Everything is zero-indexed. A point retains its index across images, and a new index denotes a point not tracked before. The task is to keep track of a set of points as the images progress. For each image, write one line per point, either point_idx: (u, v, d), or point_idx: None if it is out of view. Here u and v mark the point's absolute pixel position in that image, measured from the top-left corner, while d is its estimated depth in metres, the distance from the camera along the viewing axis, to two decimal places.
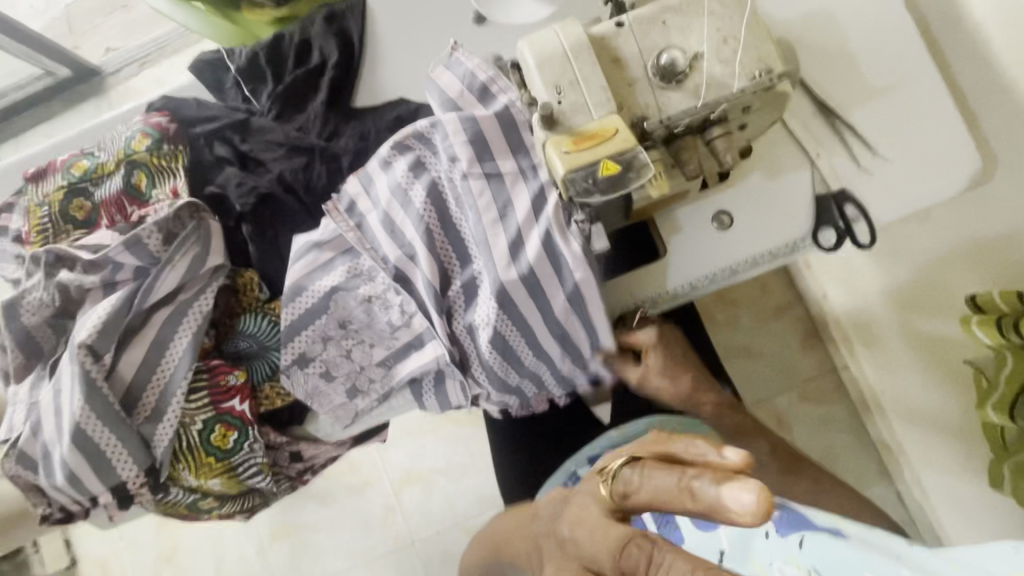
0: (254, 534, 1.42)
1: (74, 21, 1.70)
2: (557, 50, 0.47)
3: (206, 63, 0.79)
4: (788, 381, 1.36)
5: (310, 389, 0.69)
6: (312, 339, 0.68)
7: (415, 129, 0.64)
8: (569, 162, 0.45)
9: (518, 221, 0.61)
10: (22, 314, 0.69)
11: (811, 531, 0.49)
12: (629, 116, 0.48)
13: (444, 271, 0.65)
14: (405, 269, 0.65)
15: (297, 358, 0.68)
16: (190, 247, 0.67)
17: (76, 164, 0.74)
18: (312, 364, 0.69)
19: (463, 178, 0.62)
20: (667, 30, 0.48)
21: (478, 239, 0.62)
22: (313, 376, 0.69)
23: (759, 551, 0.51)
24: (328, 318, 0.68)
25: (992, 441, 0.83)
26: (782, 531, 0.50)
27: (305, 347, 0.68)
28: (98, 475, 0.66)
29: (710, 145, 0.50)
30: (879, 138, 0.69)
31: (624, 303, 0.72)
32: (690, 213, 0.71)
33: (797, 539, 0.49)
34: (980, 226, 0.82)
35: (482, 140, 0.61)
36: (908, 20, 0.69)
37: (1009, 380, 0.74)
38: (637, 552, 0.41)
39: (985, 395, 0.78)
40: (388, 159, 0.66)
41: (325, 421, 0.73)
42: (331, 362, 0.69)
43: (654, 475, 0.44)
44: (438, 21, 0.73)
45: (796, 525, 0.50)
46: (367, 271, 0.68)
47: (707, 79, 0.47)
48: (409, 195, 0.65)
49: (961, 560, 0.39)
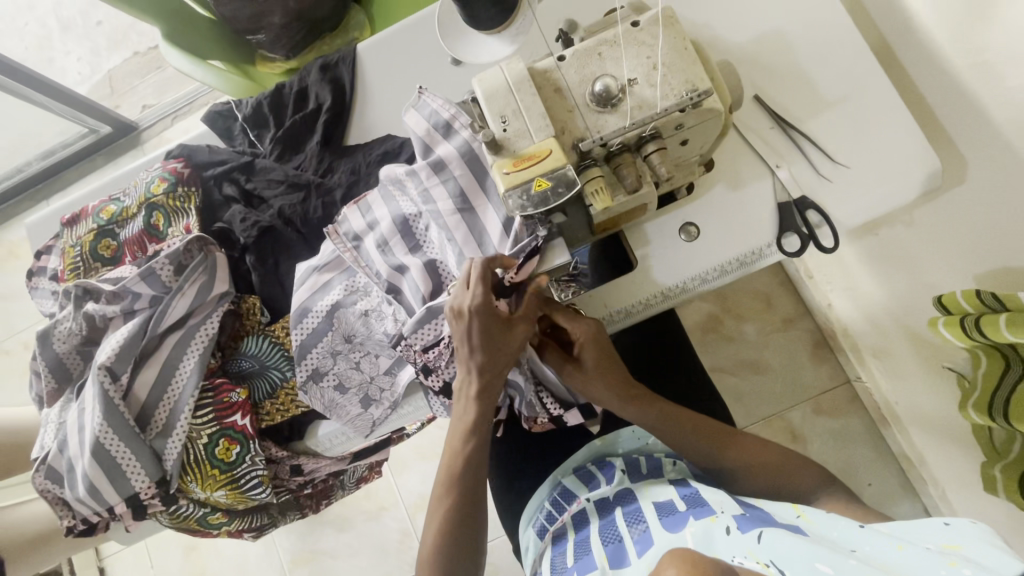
0: (276, 560, 1.47)
1: (117, 83, 1.88)
2: (502, 85, 0.53)
3: (217, 114, 0.89)
4: (798, 396, 1.34)
5: (327, 402, 0.74)
6: (322, 354, 0.73)
7: (398, 171, 0.70)
8: (509, 182, 0.52)
9: (494, 244, 0.66)
10: (54, 343, 0.76)
11: (768, 527, 0.57)
12: (568, 140, 0.53)
13: (437, 283, 0.69)
14: (396, 282, 0.70)
15: (311, 373, 0.74)
16: (198, 276, 0.74)
17: (104, 209, 0.83)
18: (325, 378, 0.74)
19: (440, 213, 0.66)
20: (603, 61, 0.53)
21: (459, 258, 0.66)
22: (328, 390, 0.74)
23: (721, 545, 0.58)
24: (334, 334, 0.74)
25: (983, 442, 0.83)
26: (742, 527, 0.58)
27: (317, 363, 0.73)
28: (114, 486, 0.72)
29: (645, 160, 0.54)
30: (836, 146, 0.72)
31: (618, 307, 0.74)
32: (658, 226, 0.75)
33: (755, 535, 0.57)
34: (954, 229, 0.83)
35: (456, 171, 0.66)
36: (858, 36, 0.73)
37: (985, 378, 0.75)
38: (463, 317, 0.62)
39: (967, 396, 0.80)
40: (387, 191, 0.72)
41: (342, 432, 0.76)
42: (343, 374, 0.74)
43: (480, 332, 0.62)
44: (418, 67, 0.81)
45: (755, 522, 0.58)
46: (363, 287, 0.74)
47: (638, 101, 0.52)
48: (403, 218, 0.71)
49: (905, 541, 0.50)
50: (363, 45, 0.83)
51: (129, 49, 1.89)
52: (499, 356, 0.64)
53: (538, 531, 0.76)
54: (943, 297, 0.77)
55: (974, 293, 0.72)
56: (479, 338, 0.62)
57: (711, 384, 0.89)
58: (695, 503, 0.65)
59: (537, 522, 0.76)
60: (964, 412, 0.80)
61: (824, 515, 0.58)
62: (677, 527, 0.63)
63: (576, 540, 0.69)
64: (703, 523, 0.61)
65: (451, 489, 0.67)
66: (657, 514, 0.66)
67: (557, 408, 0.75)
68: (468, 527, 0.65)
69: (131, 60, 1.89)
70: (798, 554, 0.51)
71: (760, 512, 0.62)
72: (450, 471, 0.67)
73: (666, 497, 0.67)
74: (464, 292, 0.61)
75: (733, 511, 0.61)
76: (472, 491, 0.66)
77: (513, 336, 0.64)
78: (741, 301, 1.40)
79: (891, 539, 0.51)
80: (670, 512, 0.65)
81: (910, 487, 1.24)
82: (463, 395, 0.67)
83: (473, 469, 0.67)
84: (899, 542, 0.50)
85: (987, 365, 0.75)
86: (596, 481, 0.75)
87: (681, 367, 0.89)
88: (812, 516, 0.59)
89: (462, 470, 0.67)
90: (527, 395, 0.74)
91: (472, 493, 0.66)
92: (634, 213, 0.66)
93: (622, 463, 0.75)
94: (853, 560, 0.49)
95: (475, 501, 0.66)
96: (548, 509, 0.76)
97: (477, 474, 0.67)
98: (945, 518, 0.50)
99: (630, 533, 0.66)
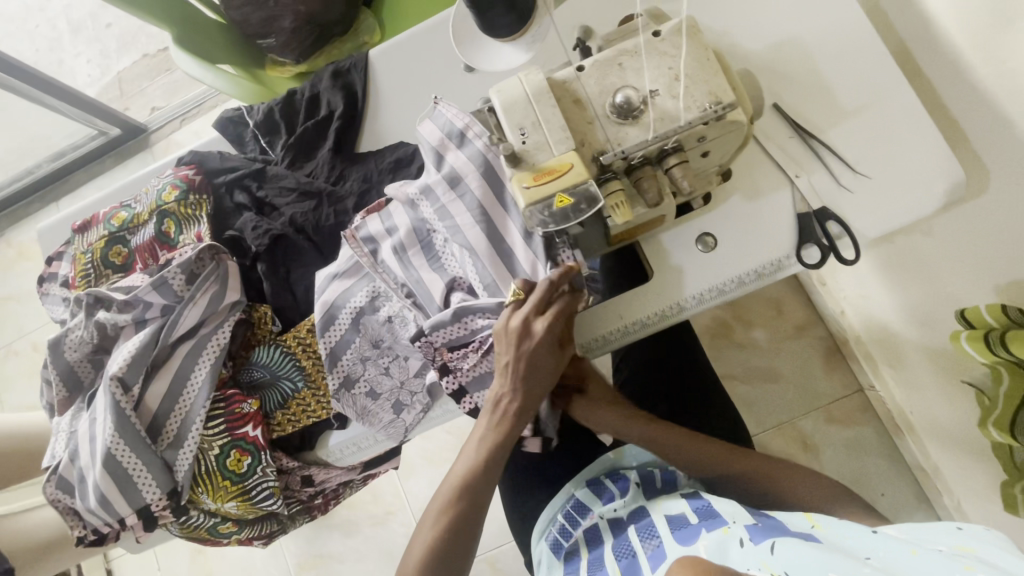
0: (283, 564, 1.46)
1: (126, 86, 1.89)
2: (521, 97, 0.52)
3: (229, 120, 0.88)
4: (810, 403, 1.33)
5: (359, 409, 0.74)
6: (352, 360, 0.73)
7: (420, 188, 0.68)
8: (530, 197, 0.51)
9: (523, 263, 0.65)
10: (65, 351, 0.76)
11: (780, 537, 0.56)
12: (589, 152, 0.52)
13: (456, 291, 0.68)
14: (420, 294, 0.69)
15: (343, 380, 0.73)
16: (210, 286, 0.73)
17: (116, 216, 0.83)
18: (357, 385, 0.73)
19: (458, 229, 0.65)
20: (623, 71, 0.52)
21: (483, 270, 0.65)
22: (360, 397, 0.73)
23: (734, 557, 0.57)
24: (361, 340, 0.73)
25: (1003, 461, 0.80)
26: (756, 539, 0.57)
27: (348, 369, 0.73)
28: (125, 497, 0.71)
29: (667, 173, 0.53)
30: (857, 156, 0.71)
31: (644, 314, 0.73)
32: (675, 236, 0.74)
33: (769, 545, 0.56)
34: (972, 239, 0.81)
35: (484, 180, 0.65)
36: (879, 43, 0.71)
37: (1007, 398, 0.73)
38: (531, 335, 0.62)
39: (986, 413, 0.78)
40: (414, 202, 0.69)
41: (380, 439, 0.76)
42: (374, 380, 0.74)
43: (542, 356, 0.63)
44: (433, 76, 0.81)
45: (767, 533, 0.58)
46: (385, 292, 0.73)
47: (660, 112, 0.51)
48: (424, 227, 0.69)
49: (917, 545, 0.50)
50: (375, 51, 0.83)
51: (138, 51, 1.90)
52: (547, 379, 0.65)
53: (551, 545, 0.74)
54: (964, 312, 0.76)
55: (999, 307, 0.71)
56: (533, 366, 0.64)
57: (726, 397, 0.88)
58: (708, 515, 0.64)
59: (551, 535, 0.75)
60: (984, 429, 0.78)
61: (836, 521, 0.58)
62: (689, 540, 0.62)
63: (589, 558, 0.69)
64: (716, 536, 0.60)
65: (459, 496, 0.67)
66: (669, 527, 0.65)
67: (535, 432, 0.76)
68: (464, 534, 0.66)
69: (140, 62, 1.89)
70: (807, 560, 0.51)
71: (773, 521, 0.61)
72: (461, 480, 0.68)
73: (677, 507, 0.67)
74: (537, 321, 0.62)
75: (745, 521, 0.61)
76: (476, 503, 0.67)
77: (562, 362, 0.66)
78: (753, 307, 1.39)
79: (904, 545, 0.51)
80: (682, 525, 0.64)
81: (925, 498, 1.22)
82: (495, 406, 0.67)
83: (484, 483, 0.68)
84: (913, 546, 0.50)
85: (1009, 382, 0.73)
86: (609, 494, 0.74)
87: (693, 375, 0.88)
88: (826, 525, 0.58)
89: (478, 482, 0.67)
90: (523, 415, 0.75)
91: (475, 504, 0.67)
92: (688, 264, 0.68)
93: (637, 476, 0.75)
94: (868, 566, 0.49)
95: (477, 514, 0.67)
96: (561, 523, 0.75)
97: (482, 491, 0.68)
98: (957, 524, 0.51)
99: (643, 548, 0.65)
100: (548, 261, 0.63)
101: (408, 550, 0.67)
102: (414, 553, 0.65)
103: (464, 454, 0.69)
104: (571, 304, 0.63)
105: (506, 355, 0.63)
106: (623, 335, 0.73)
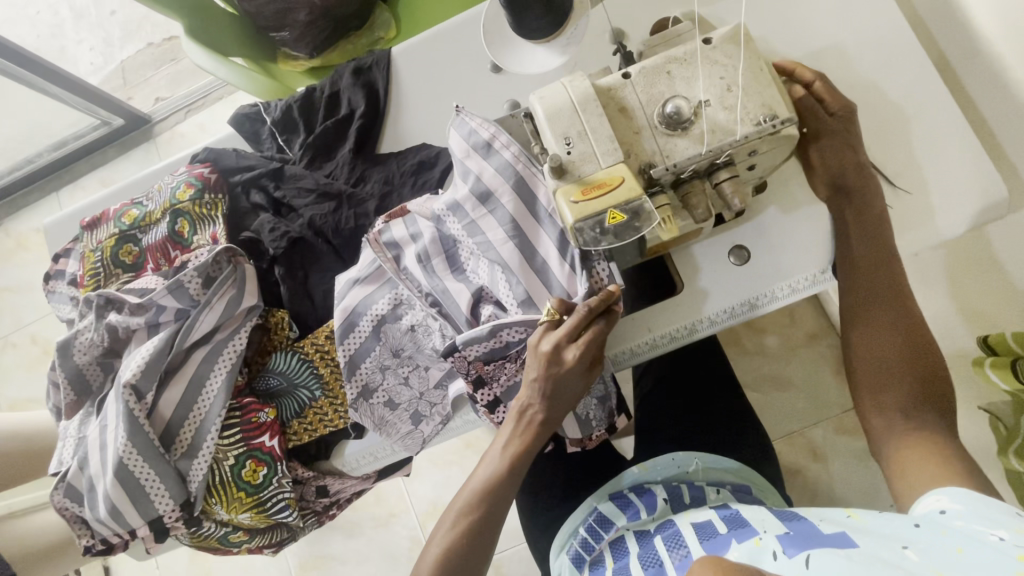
0: (284, 565, 1.44)
1: (130, 75, 1.85)
2: (566, 104, 0.50)
3: (245, 117, 0.85)
4: (819, 414, 1.28)
5: (376, 418, 0.72)
6: (371, 369, 0.71)
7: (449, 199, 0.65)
8: (577, 212, 0.48)
9: (558, 277, 0.63)
10: (74, 354, 0.74)
11: (816, 548, 0.52)
12: (637, 164, 0.50)
13: (485, 304, 0.66)
14: (446, 306, 0.66)
15: (362, 390, 0.71)
16: (227, 289, 0.71)
17: (127, 213, 0.80)
18: (375, 395, 0.71)
19: (489, 242, 0.63)
20: (672, 80, 0.50)
21: (514, 283, 0.63)
22: (378, 407, 0.71)
23: (767, 569, 0.53)
24: (381, 348, 0.71)
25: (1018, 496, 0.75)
26: (789, 552, 0.53)
27: (367, 377, 0.71)
28: (136, 508, 0.69)
29: (716, 187, 0.51)
30: (894, 170, 0.69)
31: (675, 326, 0.71)
32: (706, 249, 0.71)
33: (803, 558, 0.51)
34: (994, 256, 0.77)
35: (516, 193, 0.63)
36: (921, 54, 0.69)
37: None
38: (563, 351, 0.60)
39: (1006, 441, 0.74)
40: (440, 216, 0.66)
41: (395, 450, 0.74)
42: (392, 390, 0.71)
43: (572, 376, 0.61)
44: (459, 77, 0.78)
45: (801, 545, 0.53)
46: (407, 300, 0.71)
47: (711, 124, 0.49)
48: (452, 238, 0.67)
49: (965, 543, 0.47)
50: (398, 50, 0.81)
51: (142, 41, 1.86)
52: (574, 400, 0.64)
53: (572, 559, 0.73)
54: (987, 338, 0.74)
55: None
56: (559, 390, 0.62)
57: (749, 411, 0.86)
58: (736, 525, 0.62)
59: (572, 549, 0.73)
60: (1002, 459, 0.74)
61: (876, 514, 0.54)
62: (719, 550, 0.59)
63: (615, 569, 0.67)
64: (746, 547, 0.57)
65: (475, 505, 0.65)
66: (698, 537, 0.63)
67: (611, 420, 0.72)
68: (477, 544, 0.64)
69: (145, 51, 1.85)
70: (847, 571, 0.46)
71: (808, 523, 0.57)
72: (477, 491, 0.66)
73: (706, 519, 0.65)
74: (568, 346, 0.60)
75: (777, 531, 0.57)
76: (492, 516, 0.65)
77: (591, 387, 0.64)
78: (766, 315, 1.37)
79: (947, 542, 0.47)
80: (711, 535, 0.62)
81: None
82: (519, 418, 0.65)
83: (502, 498, 0.65)
84: (959, 545, 0.47)
85: None
86: (634, 509, 0.73)
87: (718, 391, 0.87)
88: (864, 516, 0.54)
89: (494, 495, 0.65)
90: (586, 409, 0.71)
91: (491, 517, 0.65)
92: (870, 250, 0.66)
93: (664, 493, 0.73)
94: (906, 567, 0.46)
95: (493, 524, 0.65)
96: (583, 535, 0.73)
97: (499, 503, 0.65)
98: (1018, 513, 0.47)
99: (670, 558, 0.63)
100: (582, 273, 0.62)
101: (419, 557, 0.64)
102: (427, 556, 0.63)
103: (484, 465, 0.67)
104: (607, 330, 0.61)
105: (535, 371, 0.62)
106: (652, 349, 0.72)
